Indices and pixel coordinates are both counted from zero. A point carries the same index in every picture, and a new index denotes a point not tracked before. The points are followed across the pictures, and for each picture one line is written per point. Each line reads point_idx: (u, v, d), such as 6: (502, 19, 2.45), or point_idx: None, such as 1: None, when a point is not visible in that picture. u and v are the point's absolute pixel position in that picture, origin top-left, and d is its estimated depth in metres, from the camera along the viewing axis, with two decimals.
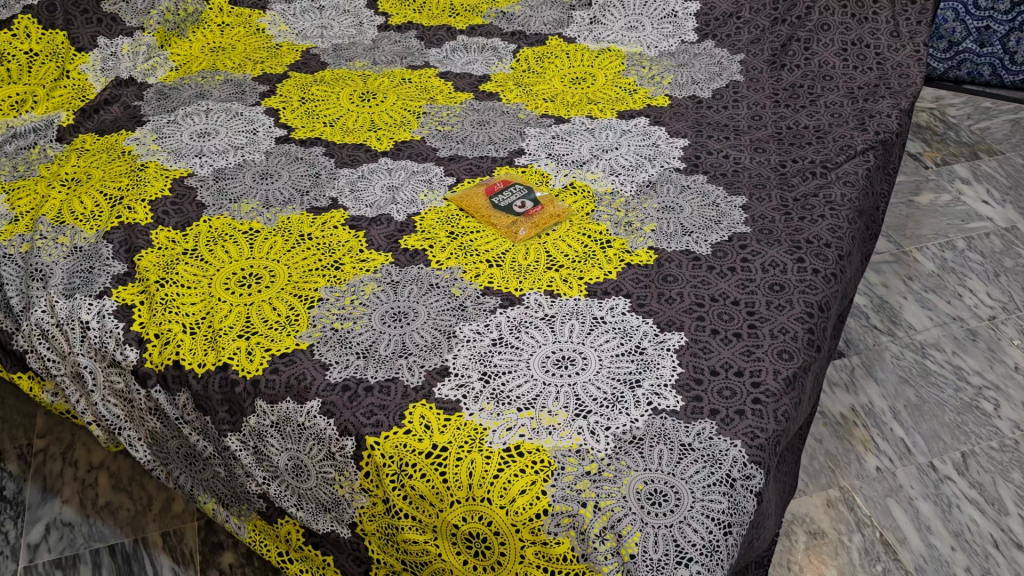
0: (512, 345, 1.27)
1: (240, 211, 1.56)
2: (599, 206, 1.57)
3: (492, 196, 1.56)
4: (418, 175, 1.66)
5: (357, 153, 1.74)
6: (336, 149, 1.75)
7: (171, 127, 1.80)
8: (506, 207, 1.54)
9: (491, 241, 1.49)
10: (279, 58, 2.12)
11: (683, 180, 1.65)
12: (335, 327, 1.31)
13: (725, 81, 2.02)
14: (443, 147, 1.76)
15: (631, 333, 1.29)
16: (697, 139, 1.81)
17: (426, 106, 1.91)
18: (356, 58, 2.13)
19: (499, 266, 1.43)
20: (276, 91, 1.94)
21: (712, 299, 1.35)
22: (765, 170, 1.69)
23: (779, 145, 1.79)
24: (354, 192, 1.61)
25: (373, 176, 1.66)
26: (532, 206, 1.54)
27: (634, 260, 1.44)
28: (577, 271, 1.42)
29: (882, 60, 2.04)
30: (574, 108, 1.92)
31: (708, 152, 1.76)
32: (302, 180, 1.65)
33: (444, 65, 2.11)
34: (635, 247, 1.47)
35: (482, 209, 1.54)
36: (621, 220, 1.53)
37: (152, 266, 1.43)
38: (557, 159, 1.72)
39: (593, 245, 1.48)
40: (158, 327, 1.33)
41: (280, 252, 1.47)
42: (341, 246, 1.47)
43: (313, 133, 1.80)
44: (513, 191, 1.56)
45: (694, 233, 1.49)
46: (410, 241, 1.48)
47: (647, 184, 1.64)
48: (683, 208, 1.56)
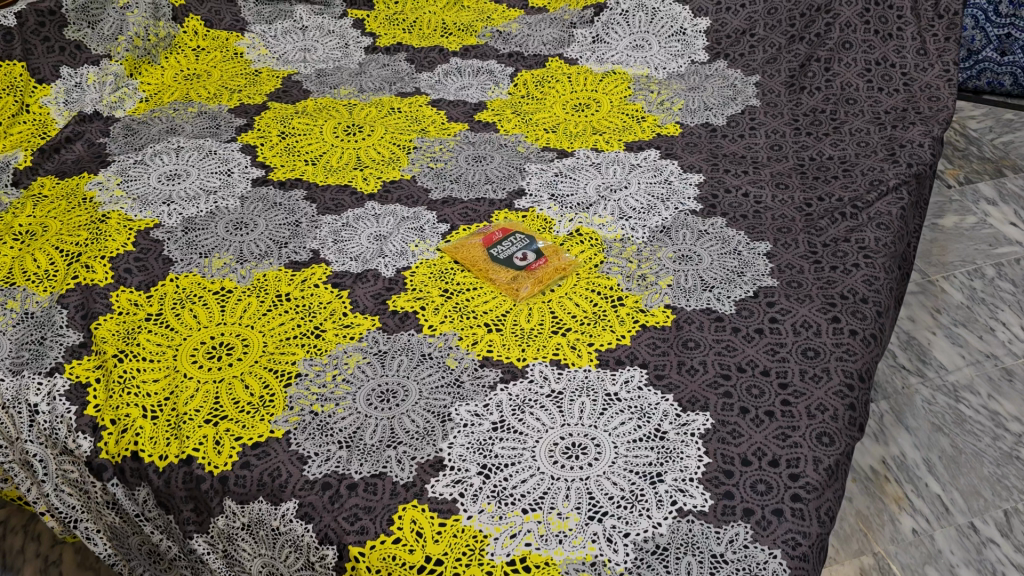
0: (515, 430, 1.12)
1: (210, 267, 1.41)
2: (608, 256, 1.43)
3: (489, 247, 1.42)
4: (408, 222, 1.51)
5: (341, 196, 1.59)
6: (319, 191, 1.60)
7: (138, 169, 1.65)
8: (505, 260, 1.39)
9: (489, 299, 1.34)
10: (258, 86, 1.97)
11: (700, 223, 1.50)
12: (314, 410, 1.16)
13: (740, 106, 1.87)
14: (436, 188, 1.61)
15: (649, 413, 1.14)
16: (712, 173, 1.66)
17: (417, 139, 1.76)
18: (341, 85, 1.97)
19: (498, 330, 1.28)
20: (254, 125, 1.79)
21: (739, 370, 1.20)
22: (789, 211, 1.54)
23: (803, 180, 1.64)
24: (337, 243, 1.46)
25: (359, 224, 1.51)
26: (534, 258, 1.39)
27: (650, 322, 1.29)
28: (586, 334, 1.27)
29: (909, 81, 1.90)
30: (577, 140, 1.77)
31: (725, 189, 1.61)
32: (280, 229, 1.50)
33: (436, 91, 1.96)
34: (650, 305, 1.32)
35: (479, 263, 1.39)
36: (633, 273, 1.38)
37: (110, 336, 1.28)
38: (561, 201, 1.57)
39: (603, 303, 1.33)
40: (115, 412, 1.18)
41: (253, 316, 1.32)
42: (322, 309, 1.32)
43: (294, 173, 1.65)
44: (512, 241, 1.42)
45: (716, 289, 1.34)
46: (399, 301, 1.33)
47: (661, 229, 1.49)
48: (702, 257, 1.42)
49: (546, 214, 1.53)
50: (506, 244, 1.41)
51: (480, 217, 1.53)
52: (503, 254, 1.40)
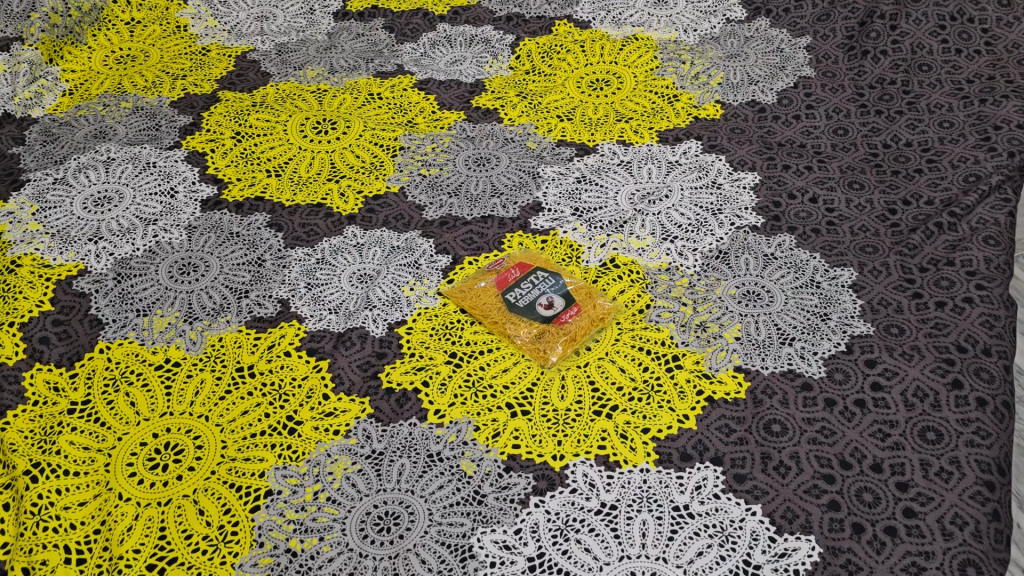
0: (559, 570, 0.85)
1: (151, 330, 1.11)
2: (655, 296, 1.13)
3: (505, 291, 1.12)
4: (400, 256, 1.21)
5: (314, 220, 1.27)
6: (286, 214, 1.28)
7: (58, 191, 1.33)
8: (526, 310, 1.09)
9: (509, 366, 1.05)
10: (206, 69, 1.63)
11: (764, 245, 1.20)
12: (292, 547, 0.87)
13: (791, 78, 1.55)
14: (431, 204, 1.30)
15: (732, 537, 0.87)
16: (768, 171, 1.35)
17: (404, 136, 1.44)
18: (307, 64, 1.63)
19: (524, 413, 0.99)
20: (202, 125, 1.47)
21: (843, 465, 0.92)
22: (871, 222, 1.25)
23: (880, 177, 1.34)
24: (312, 288, 1.16)
25: (338, 260, 1.20)
26: (563, 306, 1.09)
27: (718, 394, 1.01)
28: (637, 416, 0.99)
29: (992, 39, 1.58)
30: (599, 130, 1.45)
31: (788, 193, 1.30)
32: (238, 271, 1.19)
33: (422, 68, 1.62)
34: (715, 369, 1.03)
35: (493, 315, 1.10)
36: (689, 320, 1.09)
37: (23, 442, 0.99)
38: (588, 217, 1.26)
39: (655, 367, 1.04)
40: (29, 557, 0.89)
41: (207, 402, 1.02)
42: (295, 388, 1.03)
43: (253, 189, 1.33)
44: (533, 282, 1.12)
45: (796, 341, 1.06)
46: (393, 374, 1.04)
47: (716, 256, 1.19)
48: (773, 295, 1.12)
49: (570, 237, 1.23)
50: (525, 287, 1.11)
51: (488, 245, 1.22)
52: (523, 301, 1.10)
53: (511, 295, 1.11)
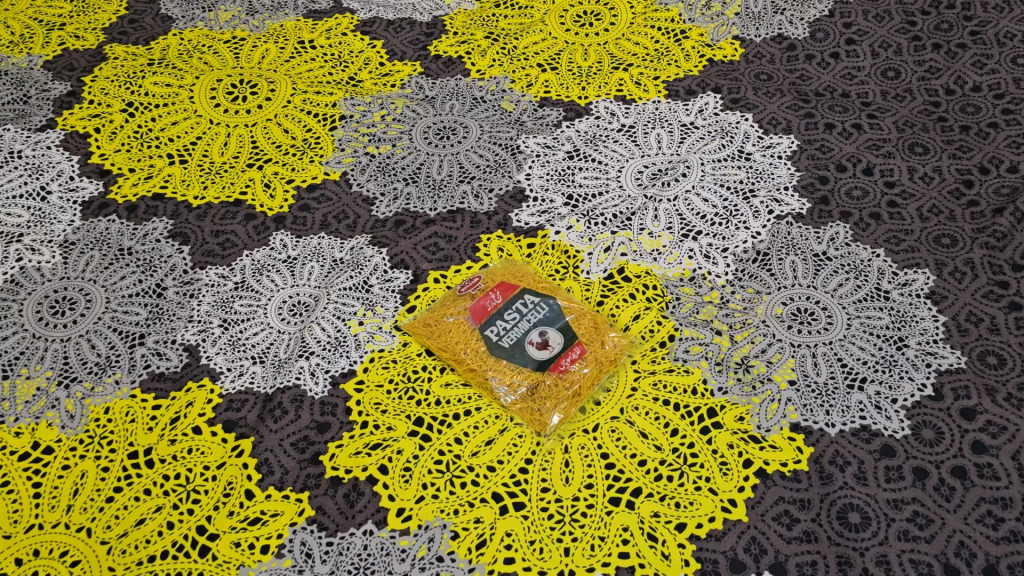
0: None
1: (13, 401, 0.83)
2: (679, 321, 0.87)
3: (484, 327, 0.85)
4: (344, 274, 0.93)
5: (230, 226, 0.98)
6: (193, 218, 0.99)
7: None
8: (513, 353, 0.83)
9: (494, 435, 0.79)
10: (89, 12, 1.28)
11: (813, 241, 0.94)
12: None
13: (825, 3, 1.25)
14: (382, 197, 1.01)
15: None
16: (807, 133, 1.07)
17: (344, 101, 1.13)
18: (218, 3, 1.29)
19: (518, 507, 0.74)
20: (83, 95, 1.14)
21: (947, 572, 0.69)
22: (943, 200, 0.98)
23: (947, 136, 1.06)
24: (229, 328, 0.88)
25: (264, 284, 0.92)
26: (562, 345, 0.83)
27: (772, 466, 0.76)
28: (668, 504, 0.74)
29: None
30: (591, 83, 1.15)
31: (834, 165, 1.03)
32: (130, 305, 0.91)
33: (364, 3, 1.28)
34: (766, 430, 0.78)
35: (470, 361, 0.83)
36: (726, 356, 0.84)
37: None
38: (586, 208, 0.98)
39: (687, 428, 0.79)
40: None
41: (88, 509, 0.76)
42: (207, 483, 0.77)
43: (150, 184, 1.03)
44: (519, 313, 0.85)
45: (868, 383, 0.81)
46: (340, 456, 0.78)
47: (752, 259, 0.93)
48: (831, 316, 0.87)
49: (563, 240, 0.95)
50: (509, 321, 0.85)
51: (459, 253, 0.95)
52: (508, 340, 0.84)
53: (493, 332, 0.85)
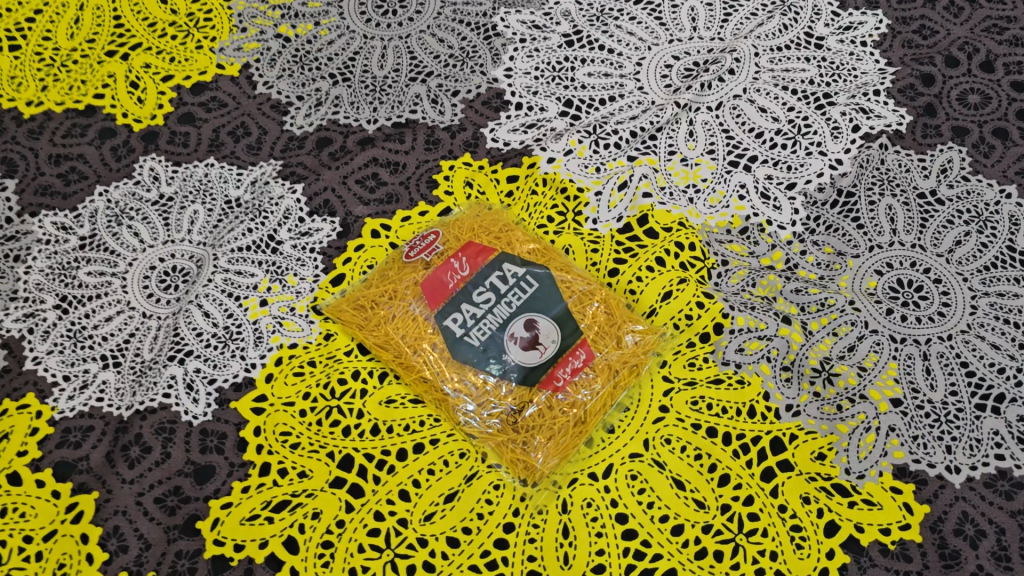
0: None
1: None
2: (729, 302, 0.60)
3: (443, 314, 0.58)
4: (240, 225, 0.64)
5: (77, 147, 0.68)
6: (23, 135, 0.69)
7: None
8: (486, 356, 0.56)
9: (458, 485, 0.53)
10: None
11: (917, 175, 0.66)
12: None
13: None
14: (299, 102, 0.71)
15: None
16: (900, 8, 0.76)
17: None
18: None
19: None
20: None
21: None
22: None
23: None
24: (68, 310, 0.60)
25: (123, 241, 0.64)
26: (559, 345, 0.56)
27: (868, 535, 0.52)
28: None
29: None
30: None
31: (940, 57, 0.73)
32: None
33: None
34: (857, 476, 0.53)
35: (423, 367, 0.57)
36: (798, 357, 0.57)
37: None
38: (591, 120, 0.69)
39: (742, 473, 0.54)
40: None
41: None
42: (27, 567, 0.51)
43: None
44: (494, 293, 0.58)
45: (1005, 402, 0.55)
46: (227, 524, 0.52)
47: (831, 202, 0.65)
48: (949, 293, 0.60)
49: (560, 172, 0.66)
50: (481, 306, 0.58)
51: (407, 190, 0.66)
52: (480, 335, 0.57)
53: (456, 322, 0.57)
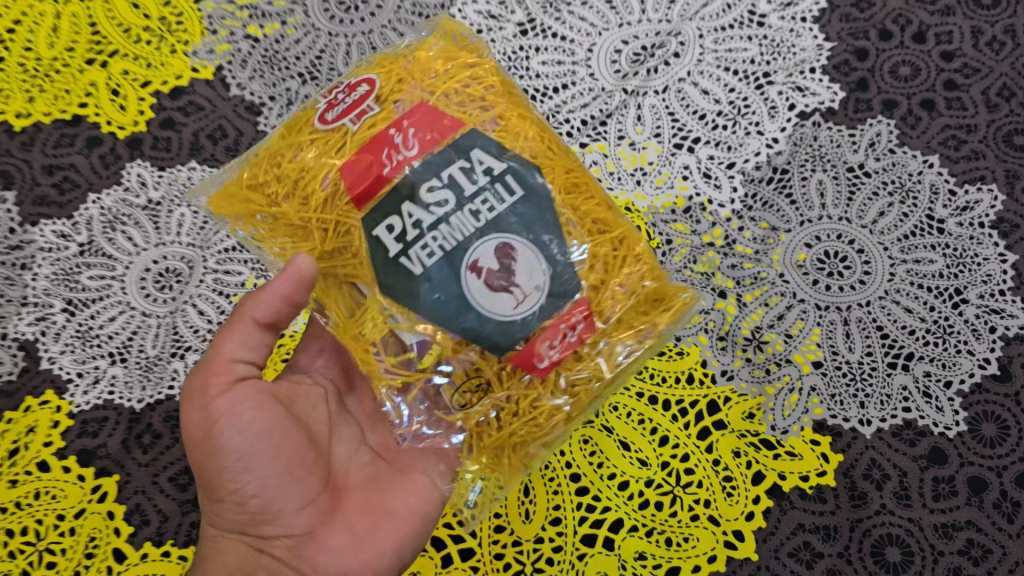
0: None
1: None
2: (671, 281, 0.66)
3: (376, 216, 0.46)
4: None
5: (68, 156, 0.74)
6: (16, 147, 0.74)
7: None
8: (423, 286, 0.46)
9: None
10: None
11: (847, 149, 0.71)
12: None
13: None
14: (271, 103, 0.76)
15: None
16: None
17: None
18: None
19: (465, 555, 0.58)
20: None
21: None
22: (1016, 78, 0.74)
23: None
24: (76, 312, 0.67)
25: (119, 244, 0.70)
26: (540, 296, 0.46)
27: (790, 482, 0.59)
28: (656, 541, 0.58)
29: None
30: None
31: (876, 30, 0.76)
32: None
33: None
34: (782, 431, 0.61)
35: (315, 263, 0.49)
36: (733, 328, 0.64)
37: None
38: (543, 110, 0.74)
39: (680, 434, 0.61)
40: None
41: None
42: (63, 540, 0.59)
43: None
44: (454, 197, 0.46)
45: (914, 358, 0.62)
46: None
47: (767, 179, 0.70)
48: (869, 262, 0.66)
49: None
50: (432, 212, 0.46)
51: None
52: (425, 259, 0.46)
53: (396, 230, 0.46)
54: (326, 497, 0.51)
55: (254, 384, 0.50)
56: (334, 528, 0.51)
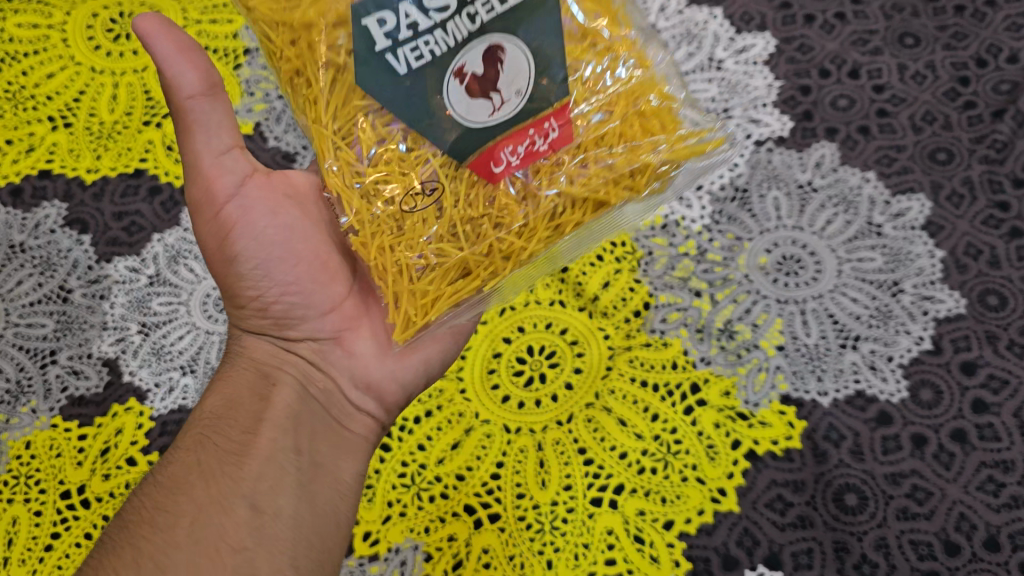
0: None
1: None
2: (654, 284, 0.78)
3: (371, 6, 0.51)
4: None
5: (134, 204, 0.85)
6: (90, 198, 0.86)
7: None
8: (399, 82, 0.52)
9: (461, 437, 0.72)
10: None
11: (797, 169, 0.84)
12: None
13: None
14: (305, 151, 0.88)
15: None
16: (784, 29, 0.92)
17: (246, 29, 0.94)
18: None
19: (493, 519, 0.69)
20: None
21: (949, 550, 0.66)
22: (938, 105, 0.87)
23: (940, 21, 0.91)
24: (150, 333, 0.79)
25: (182, 275, 0.81)
26: (518, 102, 0.53)
27: (763, 447, 0.71)
28: (654, 500, 0.69)
29: None
30: None
31: (817, 69, 0.90)
32: (35, 316, 0.80)
33: None
34: (754, 404, 0.72)
35: (303, 62, 0.54)
36: (707, 322, 0.76)
37: None
38: None
39: (668, 411, 0.72)
40: None
41: (27, 560, 0.70)
42: None
43: (34, 159, 0.88)
44: (457, 3, 0.51)
45: (860, 338, 0.75)
46: None
47: (731, 198, 0.83)
48: (820, 262, 0.79)
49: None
50: (431, 18, 0.51)
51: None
52: (411, 61, 0.52)
53: (387, 25, 0.51)
54: (349, 304, 0.63)
55: (257, 180, 0.60)
56: (360, 333, 0.63)
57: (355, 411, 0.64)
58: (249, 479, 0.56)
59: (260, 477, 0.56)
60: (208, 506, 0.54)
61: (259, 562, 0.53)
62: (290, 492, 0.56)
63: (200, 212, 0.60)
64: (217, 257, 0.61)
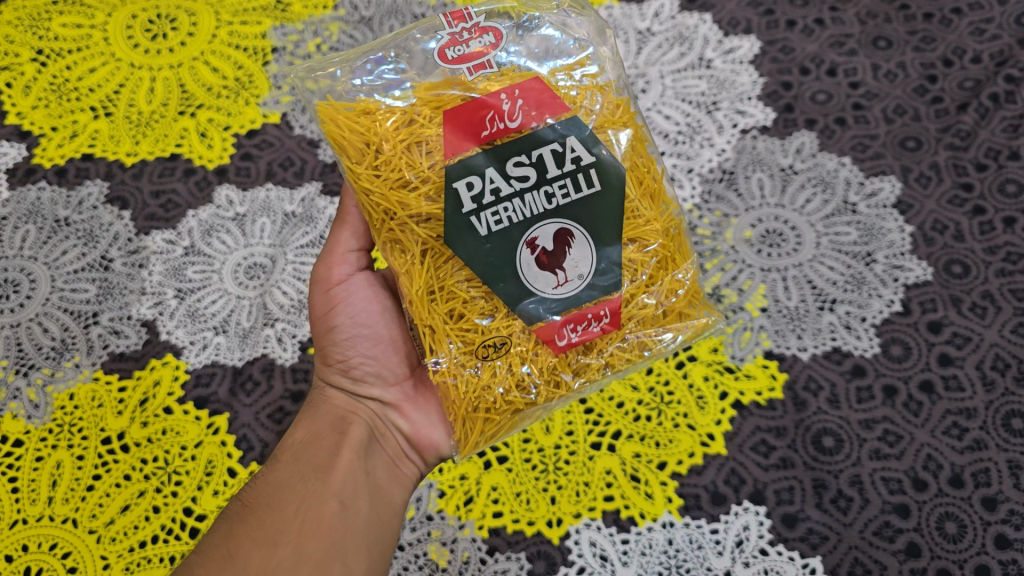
0: None
1: None
2: None
3: (462, 171, 0.59)
4: (298, 230, 0.90)
5: (170, 183, 0.93)
6: (129, 178, 0.93)
7: None
8: (479, 240, 0.60)
9: None
10: None
11: (779, 154, 0.92)
12: None
13: None
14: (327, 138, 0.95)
15: None
16: (768, 31, 1.00)
17: (274, 30, 1.00)
18: None
19: (501, 460, 0.76)
20: None
21: (917, 487, 0.72)
22: (908, 99, 0.94)
23: (910, 26, 0.99)
24: (185, 298, 0.86)
25: (214, 246, 0.89)
26: (579, 284, 0.62)
27: (748, 397, 0.77)
28: (649, 444, 0.76)
29: None
30: None
31: (797, 67, 0.98)
32: (78, 282, 0.87)
33: None
34: (740, 359, 0.79)
35: (400, 229, 0.61)
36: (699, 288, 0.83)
37: None
38: None
39: (662, 365, 0.79)
40: None
41: (70, 500, 0.76)
42: (187, 463, 0.78)
43: (77, 144, 0.95)
44: (534, 175, 0.60)
45: (836, 302, 0.82)
46: None
47: (719, 179, 0.91)
48: (800, 236, 0.86)
49: (610, 57, 0.64)
50: (512, 187, 0.60)
51: (419, 41, 0.63)
52: (491, 224, 0.60)
53: (473, 189, 0.59)
54: (410, 382, 0.71)
55: (366, 274, 0.71)
56: (418, 404, 0.70)
57: (405, 456, 0.69)
58: (337, 483, 0.62)
59: (346, 483, 0.63)
60: (306, 499, 0.61)
61: (347, 546, 0.60)
62: (367, 501, 0.63)
63: (317, 287, 0.70)
64: (317, 320, 0.70)
